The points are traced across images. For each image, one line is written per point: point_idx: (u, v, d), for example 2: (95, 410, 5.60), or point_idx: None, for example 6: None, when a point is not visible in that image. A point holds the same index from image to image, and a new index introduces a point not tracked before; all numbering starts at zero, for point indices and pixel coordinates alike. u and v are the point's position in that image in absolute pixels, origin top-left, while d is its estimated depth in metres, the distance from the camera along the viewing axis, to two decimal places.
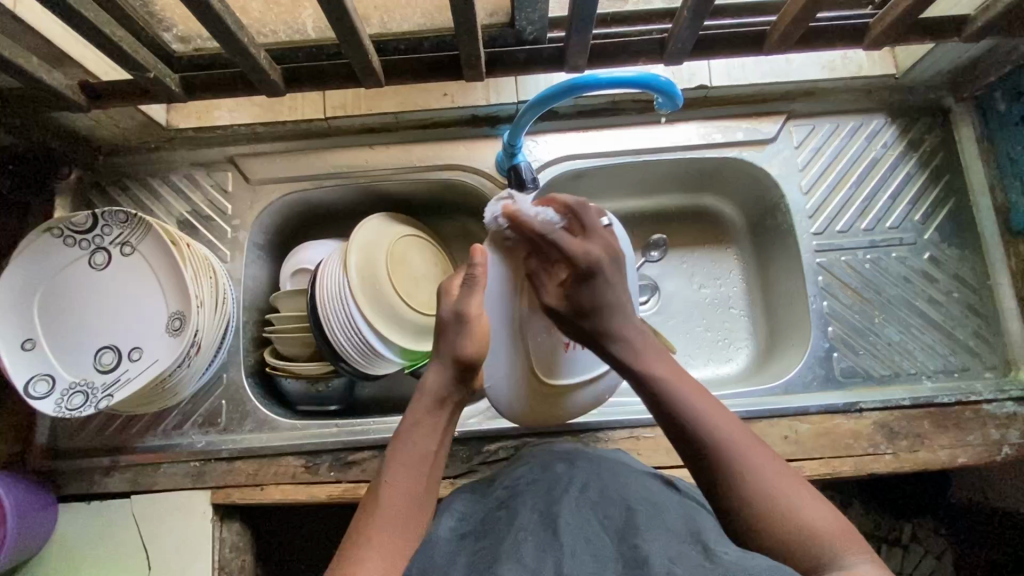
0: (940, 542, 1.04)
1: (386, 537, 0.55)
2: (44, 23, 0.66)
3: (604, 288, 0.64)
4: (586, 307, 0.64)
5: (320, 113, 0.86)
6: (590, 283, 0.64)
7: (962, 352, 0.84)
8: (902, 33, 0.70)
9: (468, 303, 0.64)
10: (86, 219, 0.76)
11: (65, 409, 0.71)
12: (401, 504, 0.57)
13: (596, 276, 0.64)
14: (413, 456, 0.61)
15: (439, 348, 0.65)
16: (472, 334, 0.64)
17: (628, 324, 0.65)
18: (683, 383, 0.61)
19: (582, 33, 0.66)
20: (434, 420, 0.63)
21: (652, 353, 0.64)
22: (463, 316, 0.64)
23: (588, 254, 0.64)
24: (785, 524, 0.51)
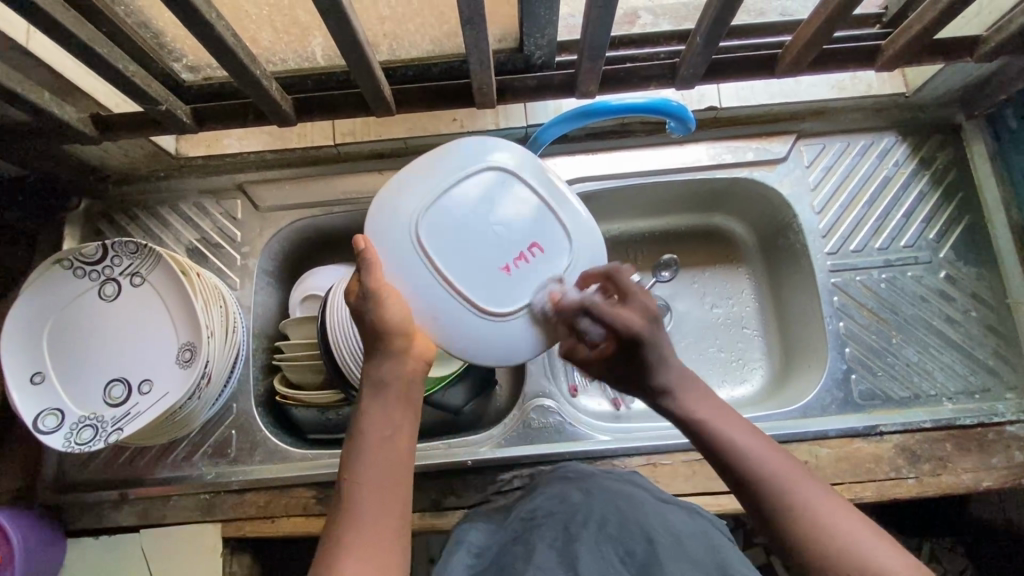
0: (960, 562, 1.02)
1: (367, 539, 0.50)
2: (55, 58, 0.66)
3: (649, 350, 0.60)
4: (636, 374, 0.62)
5: (329, 140, 0.87)
6: (636, 353, 0.61)
7: (982, 372, 0.83)
8: (915, 54, 0.69)
9: (370, 276, 0.57)
10: (95, 250, 0.75)
11: (74, 444, 0.70)
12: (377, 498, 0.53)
13: (641, 345, 0.60)
14: (370, 445, 0.55)
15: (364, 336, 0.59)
16: (388, 306, 0.58)
17: (673, 373, 0.61)
18: (723, 421, 0.58)
19: (594, 60, 0.66)
20: (387, 405, 0.57)
21: (695, 395, 0.60)
22: (370, 291, 0.57)
23: (626, 326, 0.60)
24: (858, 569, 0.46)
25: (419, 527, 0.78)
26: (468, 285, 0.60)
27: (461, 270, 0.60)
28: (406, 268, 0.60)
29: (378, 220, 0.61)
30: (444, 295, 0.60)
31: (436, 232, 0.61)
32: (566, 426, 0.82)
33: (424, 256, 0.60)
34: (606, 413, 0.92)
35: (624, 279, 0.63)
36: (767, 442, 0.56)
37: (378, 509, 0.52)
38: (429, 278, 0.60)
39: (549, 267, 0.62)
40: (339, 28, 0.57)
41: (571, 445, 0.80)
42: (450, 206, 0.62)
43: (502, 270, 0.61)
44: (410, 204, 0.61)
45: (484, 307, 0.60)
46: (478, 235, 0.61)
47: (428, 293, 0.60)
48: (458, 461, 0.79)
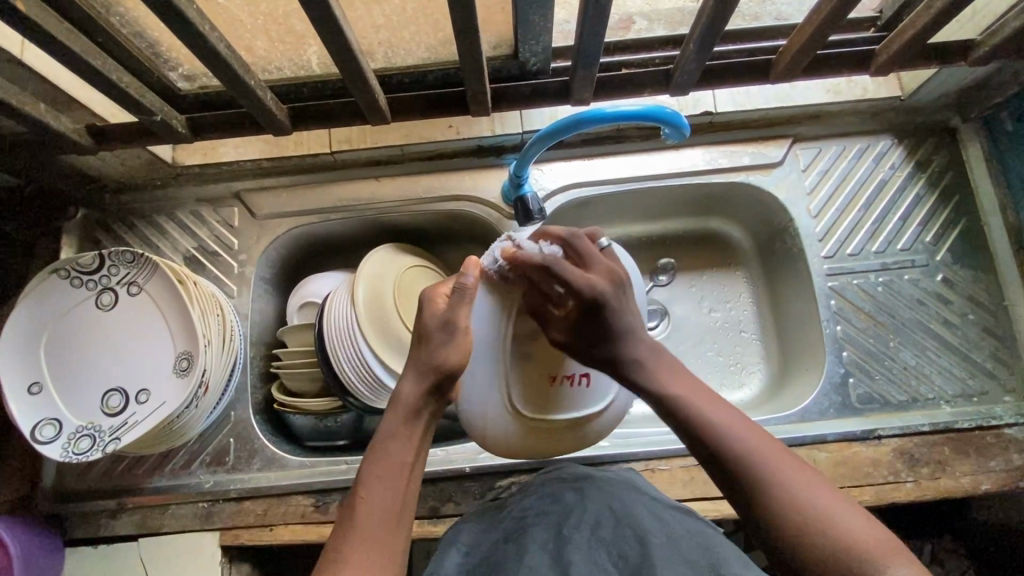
0: (960, 563, 1.02)
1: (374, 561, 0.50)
2: (50, 68, 0.66)
3: (610, 316, 0.60)
4: (593, 338, 0.60)
5: (324, 146, 0.86)
6: (596, 319, 0.60)
7: (980, 375, 0.83)
8: (909, 58, 0.69)
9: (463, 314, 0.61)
10: (92, 259, 0.75)
11: (72, 454, 0.70)
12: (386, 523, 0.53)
13: (602, 310, 0.60)
14: (389, 466, 0.56)
15: (419, 357, 0.60)
16: (458, 345, 0.60)
17: (640, 343, 0.61)
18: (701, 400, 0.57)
19: (588, 67, 0.66)
20: (410, 432, 0.58)
21: (673, 373, 0.60)
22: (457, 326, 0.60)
23: (591, 287, 0.60)
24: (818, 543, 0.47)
25: (417, 535, 0.78)
26: (514, 383, 0.65)
27: (518, 365, 0.65)
28: (487, 335, 0.64)
29: (493, 268, 0.64)
30: (492, 372, 0.65)
31: (523, 318, 0.64)
32: None
33: (505, 333, 0.64)
34: None
35: (583, 246, 0.64)
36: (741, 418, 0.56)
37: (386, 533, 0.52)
38: (495, 349, 0.64)
39: (583, 395, 0.67)
40: (333, 37, 0.57)
41: (571, 451, 0.80)
42: (555, 304, 0.65)
43: (547, 379, 0.66)
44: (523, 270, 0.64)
45: (518, 406, 0.66)
46: (556, 343, 0.65)
47: (486, 369, 0.65)
48: (457, 469, 0.79)
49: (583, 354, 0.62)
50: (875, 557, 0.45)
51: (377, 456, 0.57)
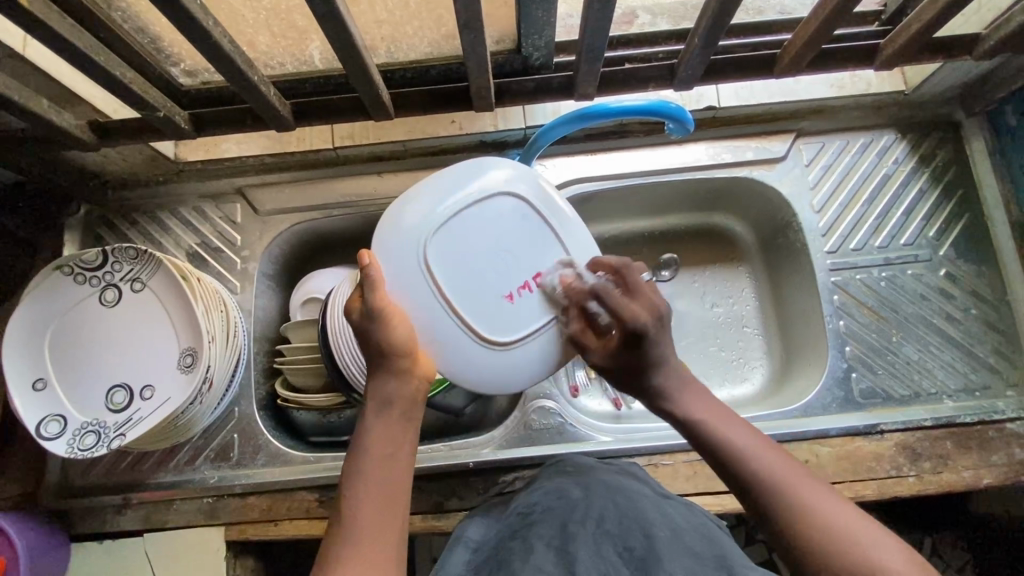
0: (960, 557, 1.02)
1: (365, 558, 0.51)
2: (52, 64, 0.66)
3: (650, 350, 0.62)
4: (633, 370, 0.62)
5: (327, 143, 0.86)
6: (637, 347, 0.61)
7: (982, 370, 0.83)
8: (914, 53, 0.69)
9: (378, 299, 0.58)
10: (96, 256, 0.75)
11: (77, 449, 0.71)
12: (375, 517, 0.53)
13: (645, 341, 0.61)
14: (375, 459, 0.56)
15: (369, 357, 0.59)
16: (392, 325, 0.58)
17: (673, 375, 0.62)
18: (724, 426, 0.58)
19: (592, 62, 0.66)
20: (390, 421, 0.58)
21: (695, 396, 0.61)
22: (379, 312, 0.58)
23: (635, 318, 0.61)
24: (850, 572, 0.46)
25: (421, 529, 0.78)
26: (472, 313, 0.62)
27: (464, 297, 0.62)
28: (412, 287, 0.61)
29: (383, 236, 0.61)
30: (443, 317, 0.61)
31: (440, 252, 0.61)
32: (568, 427, 0.82)
33: (430, 278, 0.61)
34: (608, 414, 0.92)
35: (632, 276, 0.64)
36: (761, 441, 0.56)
37: (377, 527, 0.53)
38: (428, 297, 0.61)
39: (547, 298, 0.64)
40: (337, 33, 0.56)
41: (573, 445, 0.81)
42: (464, 226, 0.62)
43: (504, 296, 0.63)
44: (418, 212, 0.61)
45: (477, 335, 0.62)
46: (484, 258, 0.63)
47: (428, 318, 0.61)
48: (461, 464, 0.79)
49: (623, 380, 0.64)
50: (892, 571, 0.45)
51: (361, 451, 0.57)
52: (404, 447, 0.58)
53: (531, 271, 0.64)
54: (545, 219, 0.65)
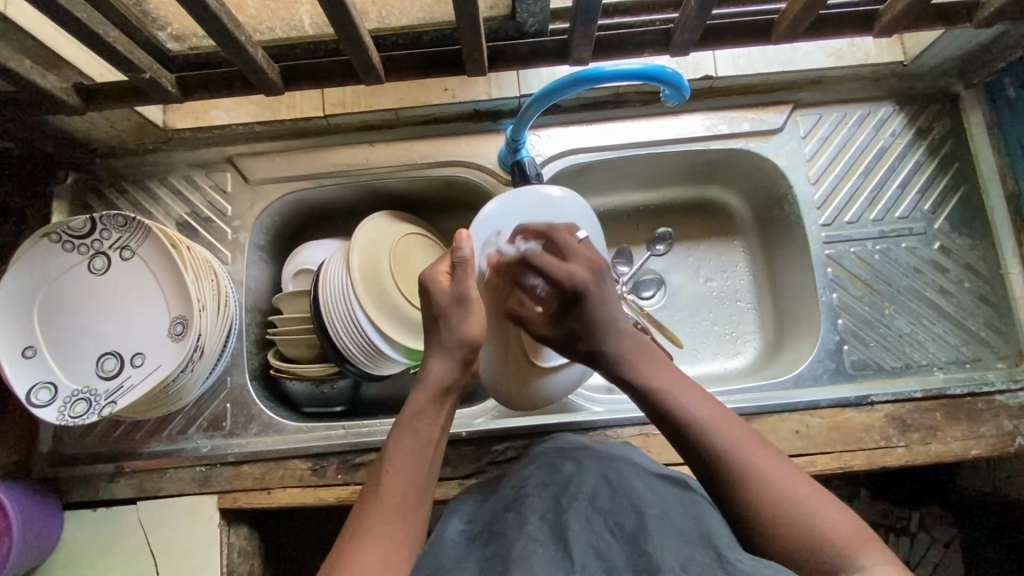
0: (947, 531, 1.04)
1: (391, 534, 0.53)
2: (34, 24, 0.64)
3: (593, 307, 0.65)
4: (580, 331, 0.66)
5: (319, 111, 0.85)
6: (579, 308, 0.65)
7: (973, 342, 0.83)
8: (912, 19, 0.68)
9: (462, 286, 0.63)
10: (83, 223, 0.74)
11: (68, 417, 0.70)
12: (406, 499, 0.56)
13: (585, 298, 0.65)
14: (415, 442, 0.59)
15: (441, 338, 0.63)
16: (470, 315, 0.63)
17: (624, 340, 0.65)
18: (677, 387, 0.61)
19: (586, 25, 0.64)
20: (436, 407, 0.62)
21: (650, 364, 0.64)
22: (462, 297, 0.63)
23: (570, 278, 0.65)
24: (791, 524, 0.51)
25: None
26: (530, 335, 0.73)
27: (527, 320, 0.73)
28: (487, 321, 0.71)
29: (480, 241, 0.70)
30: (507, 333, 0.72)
31: (523, 276, 0.71)
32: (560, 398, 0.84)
33: (510, 294, 0.71)
34: (600, 386, 0.92)
35: (561, 235, 0.69)
36: (725, 422, 0.58)
37: (407, 507, 0.56)
38: (502, 324, 0.71)
39: None
40: None
41: (567, 415, 0.81)
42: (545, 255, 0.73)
43: None
44: (514, 230, 0.71)
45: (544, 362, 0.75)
46: None
47: (499, 346, 0.73)
48: (453, 433, 0.80)
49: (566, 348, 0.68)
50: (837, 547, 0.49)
51: (403, 430, 0.60)
52: (442, 437, 0.62)
53: None
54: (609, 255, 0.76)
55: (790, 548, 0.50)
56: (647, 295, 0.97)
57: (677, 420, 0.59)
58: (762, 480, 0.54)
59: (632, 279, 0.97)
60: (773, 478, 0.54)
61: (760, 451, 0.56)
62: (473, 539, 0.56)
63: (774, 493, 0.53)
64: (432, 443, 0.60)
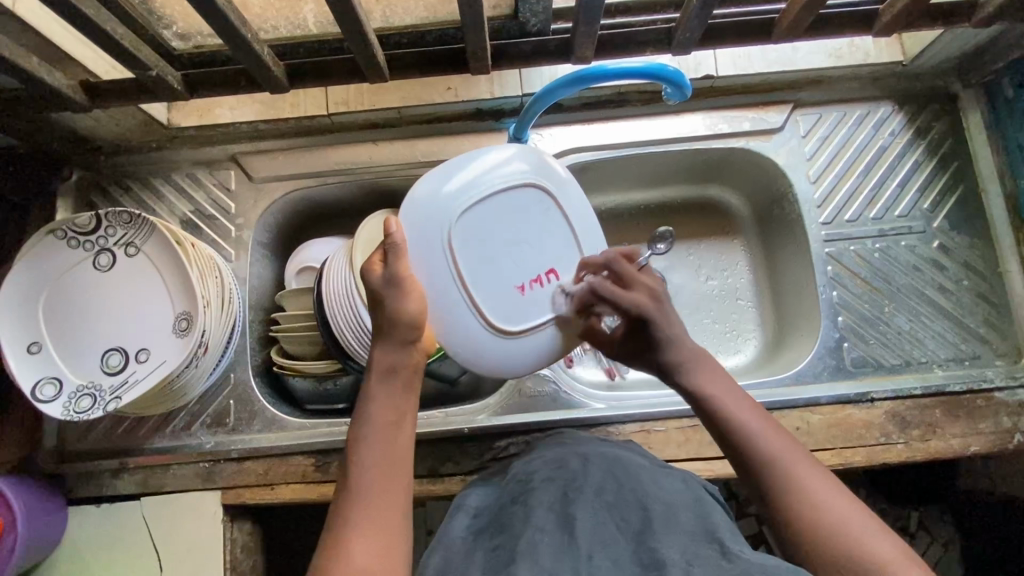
0: (947, 530, 1.04)
1: (372, 528, 0.51)
2: (41, 21, 0.65)
3: (657, 324, 0.66)
4: (646, 348, 0.68)
5: (322, 109, 0.86)
6: (647, 330, 0.67)
7: (972, 340, 0.84)
8: (912, 19, 0.69)
9: (395, 266, 0.60)
10: (89, 220, 0.75)
11: (72, 412, 0.71)
12: (381, 487, 0.54)
13: (647, 323, 0.67)
14: (376, 428, 0.57)
15: (381, 322, 0.60)
16: (408, 294, 0.60)
17: (682, 351, 0.66)
18: (731, 397, 0.61)
19: (590, 23, 0.65)
20: (391, 387, 0.59)
21: (710, 376, 0.64)
22: (396, 278, 0.59)
23: (636, 305, 0.67)
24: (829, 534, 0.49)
25: (417, 493, 0.79)
26: (487, 302, 0.64)
27: (481, 285, 0.63)
28: (432, 273, 0.62)
29: (414, 208, 0.62)
30: (460, 301, 0.63)
31: (463, 239, 0.62)
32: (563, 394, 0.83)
33: (451, 260, 0.62)
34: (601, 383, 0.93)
35: (622, 270, 0.68)
36: (783, 432, 0.57)
37: (382, 496, 0.54)
38: (452, 290, 0.62)
39: (557, 292, 0.67)
40: None
41: (567, 412, 0.81)
42: (491, 216, 0.64)
43: (518, 289, 0.65)
44: (454, 191, 0.62)
45: (500, 323, 0.64)
46: (503, 248, 0.64)
47: (446, 302, 0.62)
48: (455, 429, 0.80)
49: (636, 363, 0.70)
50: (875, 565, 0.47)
51: (364, 419, 0.58)
52: (406, 416, 0.59)
53: (547, 266, 0.66)
54: (564, 211, 0.67)
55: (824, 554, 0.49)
56: None
57: (726, 428, 0.59)
58: (803, 491, 0.52)
59: None
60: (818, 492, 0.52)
61: (811, 465, 0.55)
62: (478, 533, 0.56)
63: (817, 502, 0.51)
64: (394, 425, 0.58)
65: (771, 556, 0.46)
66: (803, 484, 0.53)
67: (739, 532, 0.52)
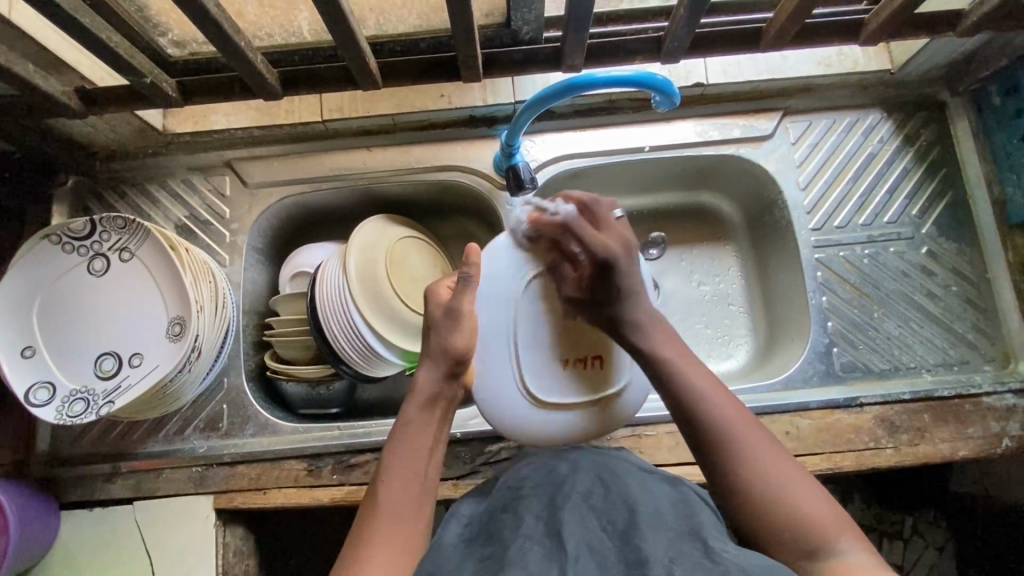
0: (941, 536, 1.04)
1: (390, 549, 0.54)
2: (38, 29, 0.65)
3: (624, 274, 0.63)
4: (606, 298, 0.63)
5: (317, 115, 0.86)
6: (608, 277, 0.63)
7: (960, 345, 0.84)
8: (897, 28, 0.70)
9: (457, 301, 0.64)
10: (83, 225, 0.75)
11: (66, 416, 0.71)
12: (403, 512, 0.56)
13: (613, 269, 0.63)
14: (409, 455, 0.59)
15: (430, 346, 0.63)
16: (460, 329, 0.63)
17: (640, 305, 0.63)
18: (681, 357, 0.61)
19: (579, 32, 0.66)
20: (427, 419, 0.61)
21: (658, 329, 0.63)
22: (454, 312, 0.63)
23: (604, 249, 0.63)
24: (770, 498, 0.52)
25: None
26: (529, 366, 0.66)
27: (528, 346, 0.67)
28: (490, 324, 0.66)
29: (494, 253, 0.68)
30: (506, 355, 0.66)
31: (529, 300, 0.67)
32: None
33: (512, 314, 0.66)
34: None
35: (600, 212, 0.66)
36: (729, 395, 0.58)
37: (404, 520, 0.56)
38: (503, 340, 0.66)
39: (597, 377, 0.68)
40: None
41: None
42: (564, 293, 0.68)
43: (559, 362, 0.67)
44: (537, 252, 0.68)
45: (538, 394, 0.66)
46: (559, 323, 0.67)
47: (494, 354, 0.66)
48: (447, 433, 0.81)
49: (588, 312, 0.65)
50: (812, 531, 0.50)
51: (398, 444, 0.60)
52: (437, 446, 0.61)
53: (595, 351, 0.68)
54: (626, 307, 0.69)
55: (760, 515, 0.52)
56: None
57: (678, 390, 0.58)
58: (754, 459, 0.54)
59: None
60: (762, 457, 0.54)
61: (753, 426, 0.56)
62: (468, 539, 0.57)
63: (760, 466, 0.53)
64: (426, 454, 0.60)
65: (752, 555, 0.47)
66: (747, 449, 0.54)
67: (724, 532, 0.53)
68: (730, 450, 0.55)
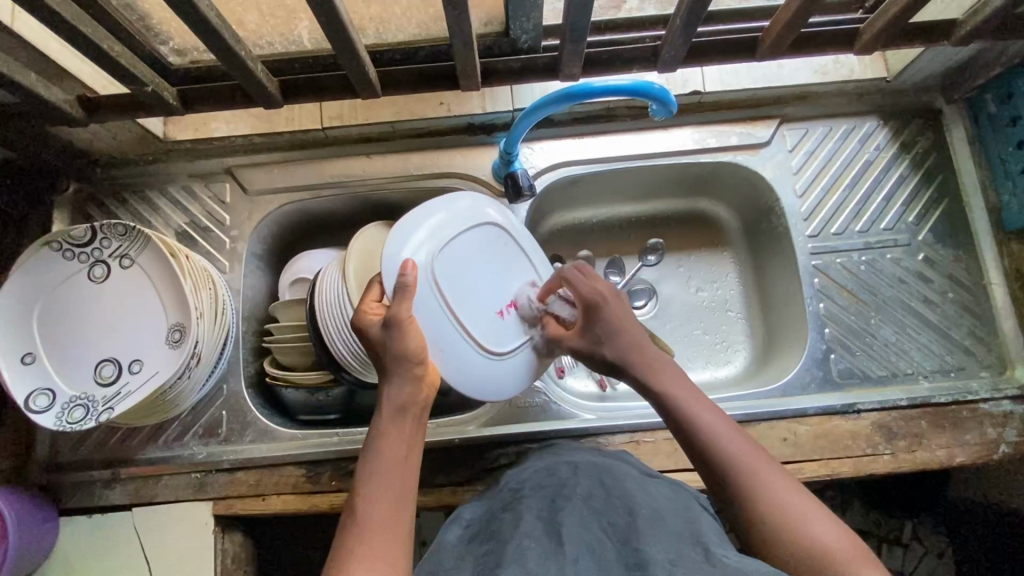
0: (940, 541, 1.04)
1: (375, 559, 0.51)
2: (40, 38, 0.66)
3: (613, 314, 0.68)
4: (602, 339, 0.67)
5: (317, 123, 0.87)
6: (598, 317, 0.68)
7: (958, 352, 0.85)
8: (892, 37, 0.70)
9: (400, 309, 0.61)
10: (84, 232, 0.76)
11: (65, 423, 0.71)
12: (386, 521, 0.54)
13: (600, 307, 0.68)
14: (387, 462, 0.57)
15: (386, 363, 0.61)
16: (409, 333, 0.61)
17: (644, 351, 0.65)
18: (693, 401, 0.61)
19: (576, 42, 0.66)
20: (400, 424, 0.59)
21: (670, 374, 0.64)
22: (399, 321, 0.61)
23: (591, 291, 0.69)
24: (794, 541, 0.51)
25: None
26: (477, 329, 0.70)
27: (471, 318, 0.70)
28: (425, 308, 0.67)
29: (393, 258, 0.65)
30: (456, 333, 0.69)
31: (447, 279, 0.69)
32: (551, 405, 0.84)
33: (441, 298, 0.68)
34: (592, 394, 0.94)
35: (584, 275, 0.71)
36: (742, 437, 0.58)
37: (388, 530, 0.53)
38: (449, 326, 0.68)
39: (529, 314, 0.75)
40: (322, 8, 0.57)
41: (558, 423, 0.82)
42: (460, 258, 0.70)
43: (497, 313, 0.73)
44: (425, 240, 0.68)
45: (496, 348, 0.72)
46: (479, 284, 0.72)
47: (448, 340, 0.68)
48: (446, 440, 0.81)
49: (593, 360, 0.69)
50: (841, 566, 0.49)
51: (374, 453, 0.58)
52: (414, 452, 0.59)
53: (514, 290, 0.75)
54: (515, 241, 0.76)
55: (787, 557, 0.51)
56: (637, 305, 0.98)
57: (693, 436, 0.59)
58: (775, 501, 0.53)
59: (623, 288, 0.99)
60: (780, 497, 0.53)
61: (771, 468, 0.56)
62: (467, 544, 0.57)
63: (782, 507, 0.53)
64: (404, 461, 0.58)
65: (751, 560, 0.47)
66: (764, 491, 0.54)
67: (725, 539, 0.53)
68: (746, 483, 0.55)
